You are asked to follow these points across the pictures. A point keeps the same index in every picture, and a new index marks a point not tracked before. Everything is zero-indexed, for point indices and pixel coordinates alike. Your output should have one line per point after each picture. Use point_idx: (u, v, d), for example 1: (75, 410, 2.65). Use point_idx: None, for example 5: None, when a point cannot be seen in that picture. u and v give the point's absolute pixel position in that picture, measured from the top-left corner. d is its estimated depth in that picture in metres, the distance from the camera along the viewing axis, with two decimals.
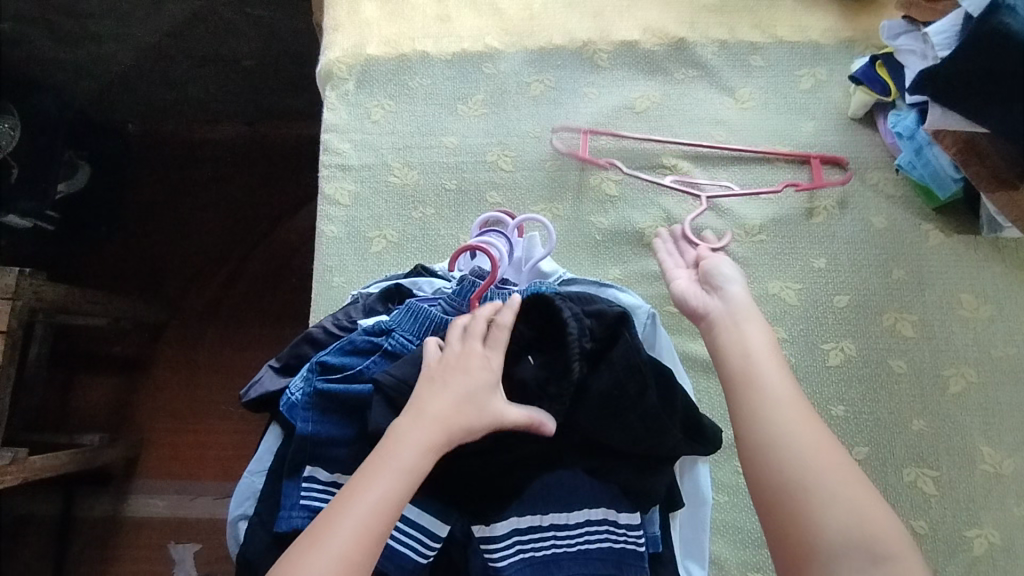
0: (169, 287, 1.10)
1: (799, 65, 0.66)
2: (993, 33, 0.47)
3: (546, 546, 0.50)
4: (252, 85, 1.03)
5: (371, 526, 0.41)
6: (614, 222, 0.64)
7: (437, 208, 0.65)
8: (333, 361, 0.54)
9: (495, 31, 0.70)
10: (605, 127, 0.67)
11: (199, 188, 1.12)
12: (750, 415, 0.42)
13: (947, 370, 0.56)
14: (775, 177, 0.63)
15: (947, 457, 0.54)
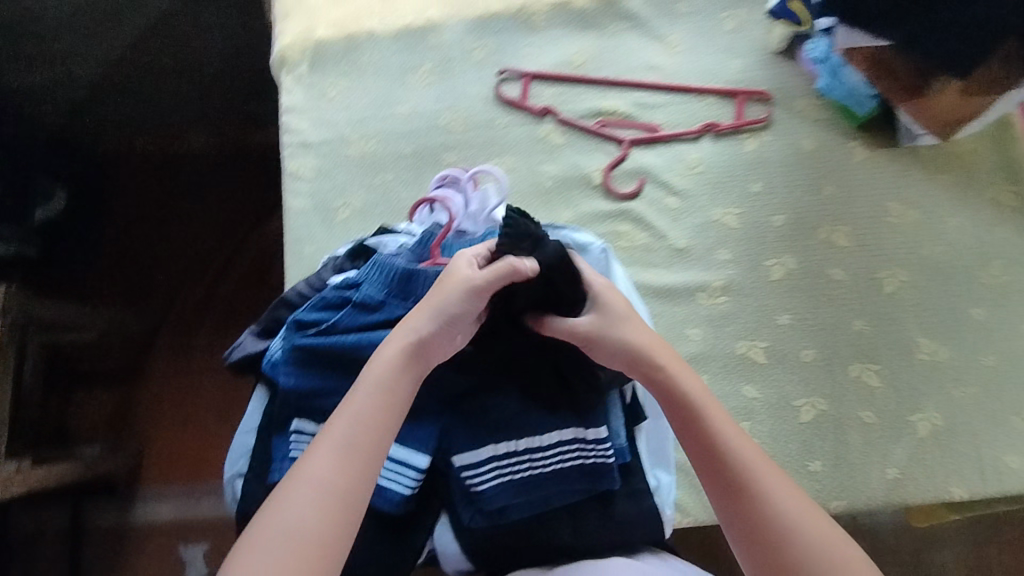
0: (158, 298, 1.13)
1: (721, 9, 0.73)
2: None
3: (523, 467, 0.54)
4: (217, 92, 1.06)
5: (352, 449, 0.46)
6: (563, 169, 0.68)
7: (395, 173, 0.69)
8: (308, 318, 0.57)
9: (438, 10, 0.76)
10: (548, 79, 0.72)
11: (177, 196, 1.14)
12: (726, 487, 0.46)
13: (880, 272, 0.61)
14: (706, 115, 0.69)
15: (887, 351, 0.59)
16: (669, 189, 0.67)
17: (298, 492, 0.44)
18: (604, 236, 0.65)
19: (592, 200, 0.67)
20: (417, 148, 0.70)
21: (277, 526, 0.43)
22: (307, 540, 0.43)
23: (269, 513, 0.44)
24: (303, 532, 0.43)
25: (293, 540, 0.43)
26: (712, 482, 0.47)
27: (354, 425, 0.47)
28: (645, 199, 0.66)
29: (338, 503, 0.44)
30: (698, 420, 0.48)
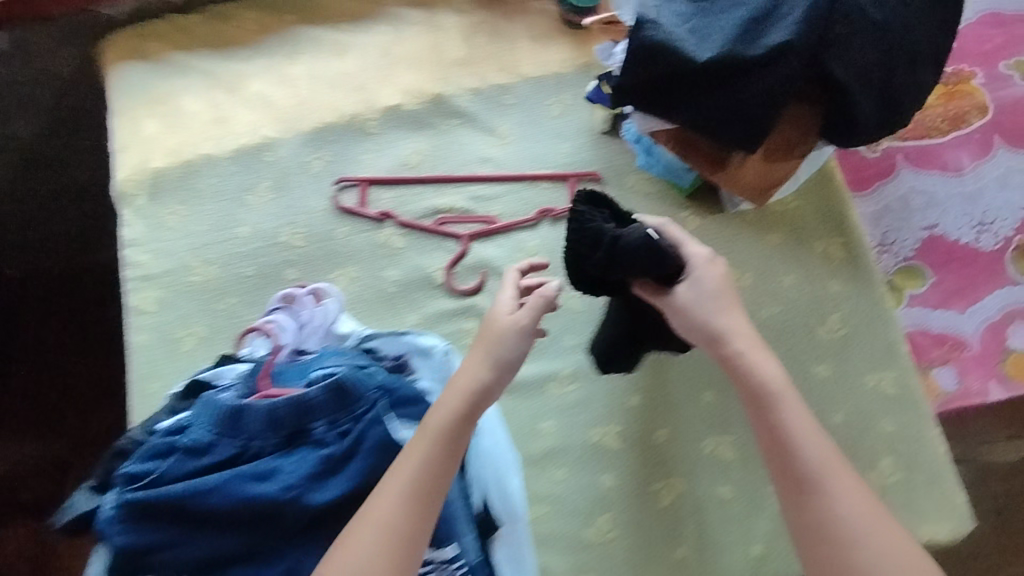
0: (71, 423, 1.25)
1: (551, 95, 1.15)
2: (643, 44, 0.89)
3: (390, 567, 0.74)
4: (75, 249, 1.33)
5: (415, 489, 0.68)
6: (408, 271, 1.04)
7: (238, 296, 1.02)
8: (135, 470, 0.72)
9: (224, 155, 1.10)
10: (389, 178, 1.09)
11: (79, 342, 1.29)
12: (793, 479, 0.70)
13: (652, 363, 0.97)
14: (540, 202, 1.08)
15: (667, 420, 0.94)
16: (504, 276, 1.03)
17: (365, 534, 0.65)
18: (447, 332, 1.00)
19: (435, 299, 1.02)
20: (258, 274, 1.04)
21: (380, 514, 0.67)
22: (394, 533, 0.66)
23: (372, 507, 0.67)
24: (393, 525, 0.66)
25: (389, 530, 0.66)
26: (784, 478, 0.71)
27: (455, 409, 0.73)
28: (490, 289, 1.02)
29: (418, 509, 0.67)
30: (773, 410, 0.73)
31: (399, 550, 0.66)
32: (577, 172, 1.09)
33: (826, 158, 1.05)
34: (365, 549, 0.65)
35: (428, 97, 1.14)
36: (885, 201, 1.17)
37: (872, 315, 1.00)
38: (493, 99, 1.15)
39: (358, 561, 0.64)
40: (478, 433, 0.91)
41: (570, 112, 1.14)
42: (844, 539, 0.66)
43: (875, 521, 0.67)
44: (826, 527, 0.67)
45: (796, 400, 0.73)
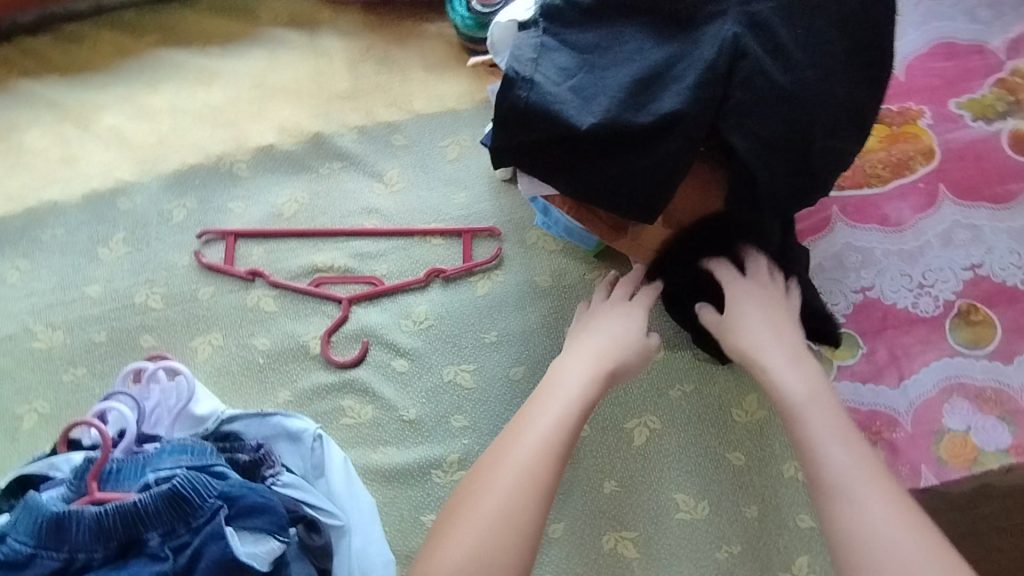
0: None
1: (445, 137, 0.97)
2: (513, 107, 0.70)
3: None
4: None
5: (554, 435, 0.64)
6: (277, 341, 0.91)
7: (86, 367, 0.91)
8: (31, 513, 0.74)
9: (73, 203, 0.96)
10: (265, 232, 0.94)
11: None
12: (822, 485, 0.62)
13: (635, 422, 0.86)
14: (429, 261, 0.93)
15: (656, 503, 0.83)
16: (401, 350, 0.90)
17: (510, 457, 0.62)
18: (392, 389, 0.89)
19: (310, 372, 0.90)
20: (111, 334, 0.92)
21: (534, 428, 0.64)
22: (549, 448, 0.63)
23: (526, 419, 0.66)
24: (548, 440, 0.63)
25: (541, 442, 0.63)
26: (815, 485, 0.62)
27: (587, 367, 0.70)
28: (372, 362, 0.90)
29: (554, 459, 0.63)
30: (798, 416, 0.66)
31: (547, 470, 0.62)
32: (475, 228, 0.93)
33: (830, 224, 0.97)
34: (519, 463, 0.61)
35: (307, 136, 0.98)
36: (924, 238, 0.95)
37: (886, 395, 0.89)
38: (381, 140, 0.97)
39: (519, 464, 0.62)
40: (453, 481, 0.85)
41: (470, 155, 0.96)
42: (863, 545, 0.57)
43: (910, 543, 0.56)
44: (846, 526, 0.59)
45: (827, 408, 0.66)
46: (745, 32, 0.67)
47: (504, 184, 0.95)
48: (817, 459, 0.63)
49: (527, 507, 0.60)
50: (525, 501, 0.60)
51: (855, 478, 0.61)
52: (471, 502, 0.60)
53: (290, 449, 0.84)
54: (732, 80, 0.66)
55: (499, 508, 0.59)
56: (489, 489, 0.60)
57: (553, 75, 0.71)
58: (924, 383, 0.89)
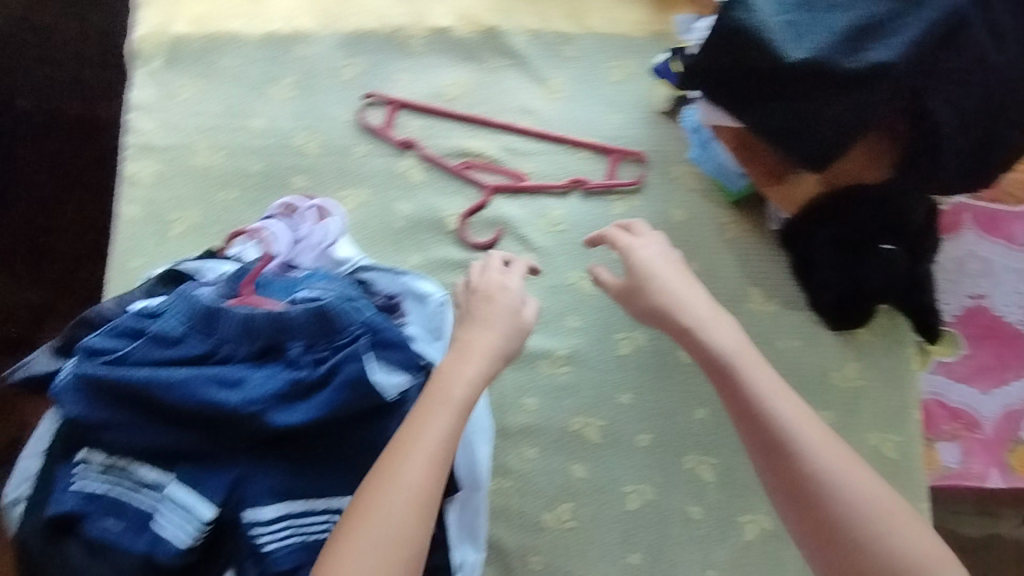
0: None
1: (613, 59, 0.99)
2: (728, 27, 0.76)
3: (323, 530, 0.81)
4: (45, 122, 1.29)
5: (432, 460, 0.65)
6: (418, 210, 0.95)
7: (239, 192, 0.96)
8: (192, 303, 0.81)
9: (252, 39, 1.00)
10: (424, 109, 0.98)
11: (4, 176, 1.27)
12: (766, 441, 0.66)
13: None
14: (572, 172, 0.96)
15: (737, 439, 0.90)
16: (530, 245, 0.95)
17: (386, 489, 0.63)
18: (514, 278, 0.94)
19: (443, 246, 0.95)
20: (266, 167, 0.97)
21: (425, 439, 0.65)
22: (435, 454, 0.65)
23: (416, 427, 0.66)
24: (436, 447, 0.65)
25: (433, 451, 0.65)
26: (755, 443, 0.67)
27: (471, 379, 0.70)
28: (502, 250, 0.94)
29: (439, 466, 0.65)
30: (732, 376, 0.69)
31: (432, 477, 0.65)
32: (623, 149, 0.96)
33: (961, 229, 0.99)
34: (403, 481, 0.63)
35: (482, 26, 1.00)
36: None
37: (976, 397, 0.94)
38: (552, 48, 0.99)
39: (411, 471, 0.64)
40: (557, 374, 0.91)
41: (635, 81, 0.98)
42: (818, 479, 0.63)
43: (856, 474, 0.64)
44: (804, 474, 0.64)
45: (756, 363, 0.69)
46: (972, 8, 0.70)
47: (660, 116, 0.97)
48: (761, 417, 0.67)
49: (417, 516, 0.63)
50: (413, 521, 0.62)
51: (799, 425, 0.66)
52: (359, 524, 0.62)
53: (416, 307, 0.88)
54: (943, 53, 0.70)
55: (395, 524, 0.62)
56: (377, 511, 0.62)
57: (773, 7, 0.76)
58: (1011, 394, 0.93)
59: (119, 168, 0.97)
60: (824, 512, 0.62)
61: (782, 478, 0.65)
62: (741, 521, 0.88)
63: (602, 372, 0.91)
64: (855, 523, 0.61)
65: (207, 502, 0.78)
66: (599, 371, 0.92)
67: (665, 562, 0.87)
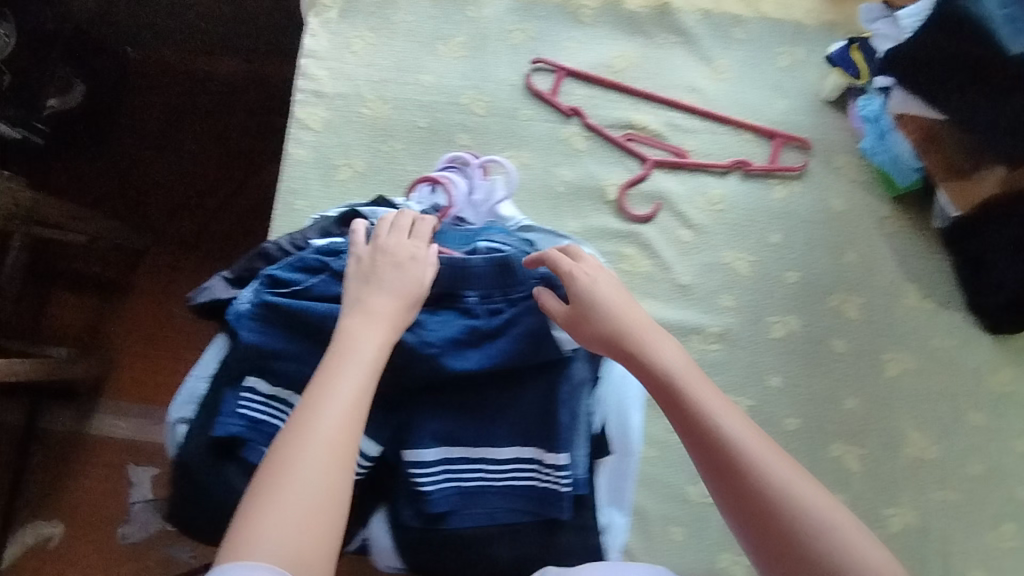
0: (160, 225, 1.58)
1: (782, 45, 0.99)
2: (948, 18, 0.77)
3: (477, 478, 0.84)
4: (229, 106, 1.60)
5: (345, 421, 0.63)
6: (579, 177, 0.97)
7: (404, 145, 0.98)
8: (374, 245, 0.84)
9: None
10: (590, 78, 0.98)
11: (189, 147, 1.60)
12: (717, 463, 0.64)
13: (889, 357, 0.92)
14: (734, 153, 0.97)
15: (885, 431, 0.90)
16: (687, 222, 0.95)
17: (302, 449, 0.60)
18: (670, 252, 0.95)
19: (602, 215, 0.96)
20: (432, 124, 0.98)
21: (330, 407, 0.63)
22: (348, 419, 0.63)
23: (319, 396, 0.64)
24: (345, 413, 0.64)
25: (343, 419, 0.63)
26: (707, 466, 0.65)
27: (376, 349, 0.70)
28: (660, 225, 0.95)
29: (352, 426, 0.63)
30: (678, 396, 0.68)
31: (349, 437, 0.63)
32: (788, 134, 0.96)
33: None
34: (315, 446, 0.61)
35: (654, 3, 1.01)
36: None
37: None
38: (721, 29, 1.00)
39: (323, 437, 0.61)
40: (708, 350, 0.92)
41: (803, 68, 0.99)
42: (778, 497, 0.62)
43: (801, 484, 0.63)
44: (750, 490, 0.63)
45: (701, 381, 0.69)
46: None
47: (826, 106, 0.97)
48: (711, 440, 0.65)
49: (341, 475, 0.61)
50: (331, 486, 0.60)
51: (745, 444, 0.65)
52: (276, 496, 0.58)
53: None
54: None
55: (310, 494, 0.59)
56: (292, 477, 0.59)
57: None
58: None
59: (290, 111, 0.99)
60: (784, 533, 0.61)
61: (734, 496, 0.63)
62: (885, 514, 0.88)
63: (753, 353, 0.92)
64: (809, 537, 0.60)
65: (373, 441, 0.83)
66: (751, 351, 0.93)
67: None
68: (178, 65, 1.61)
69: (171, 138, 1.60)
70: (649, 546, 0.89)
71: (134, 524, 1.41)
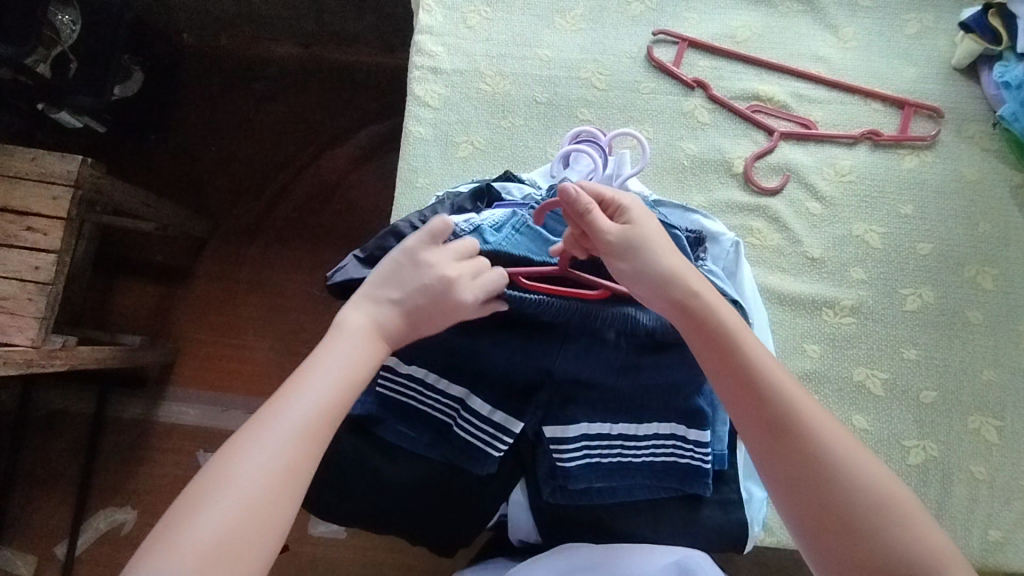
0: (221, 208, 1.51)
1: (906, 15, 0.99)
2: None
3: (616, 454, 0.79)
4: (298, 85, 1.54)
5: (305, 429, 0.59)
6: (704, 150, 0.95)
7: (524, 120, 0.97)
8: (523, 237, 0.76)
9: None
10: (711, 51, 0.98)
11: (254, 126, 1.53)
12: (768, 422, 0.61)
13: None
14: (862, 123, 0.96)
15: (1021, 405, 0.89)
16: (816, 195, 0.94)
17: (252, 449, 0.57)
18: (799, 224, 0.93)
19: (728, 188, 0.94)
20: (552, 99, 0.97)
21: (295, 410, 0.59)
22: (309, 427, 0.59)
23: (289, 392, 0.60)
24: (311, 421, 0.59)
25: (300, 428, 0.59)
26: (757, 424, 0.61)
27: (350, 355, 0.64)
28: (787, 198, 0.94)
29: (311, 435, 0.59)
30: (734, 349, 0.63)
31: (306, 452, 0.59)
32: (918, 103, 0.96)
33: None
34: (269, 446, 0.57)
35: None
36: None
37: None
38: None
39: (279, 433, 0.58)
40: (842, 324, 0.91)
41: (928, 37, 0.99)
42: (825, 462, 0.59)
43: (853, 453, 0.59)
44: (801, 456, 0.59)
45: (755, 340, 0.65)
46: None
47: (955, 73, 0.97)
48: (765, 395, 0.61)
49: (289, 499, 0.57)
50: (274, 495, 0.56)
51: (798, 404, 0.61)
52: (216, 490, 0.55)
53: (712, 245, 0.86)
54: None
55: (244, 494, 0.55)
56: (233, 473, 0.55)
57: None
58: None
59: (407, 88, 0.98)
60: (831, 498, 0.58)
61: (784, 457, 0.60)
62: None
63: (888, 327, 0.91)
64: (859, 505, 0.57)
65: (514, 420, 0.78)
66: (884, 324, 0.91)
67: (949, 520, 0.85)
68: (230, 52, 1.54)
69: (232, 122, 1.53)
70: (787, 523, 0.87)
71: None
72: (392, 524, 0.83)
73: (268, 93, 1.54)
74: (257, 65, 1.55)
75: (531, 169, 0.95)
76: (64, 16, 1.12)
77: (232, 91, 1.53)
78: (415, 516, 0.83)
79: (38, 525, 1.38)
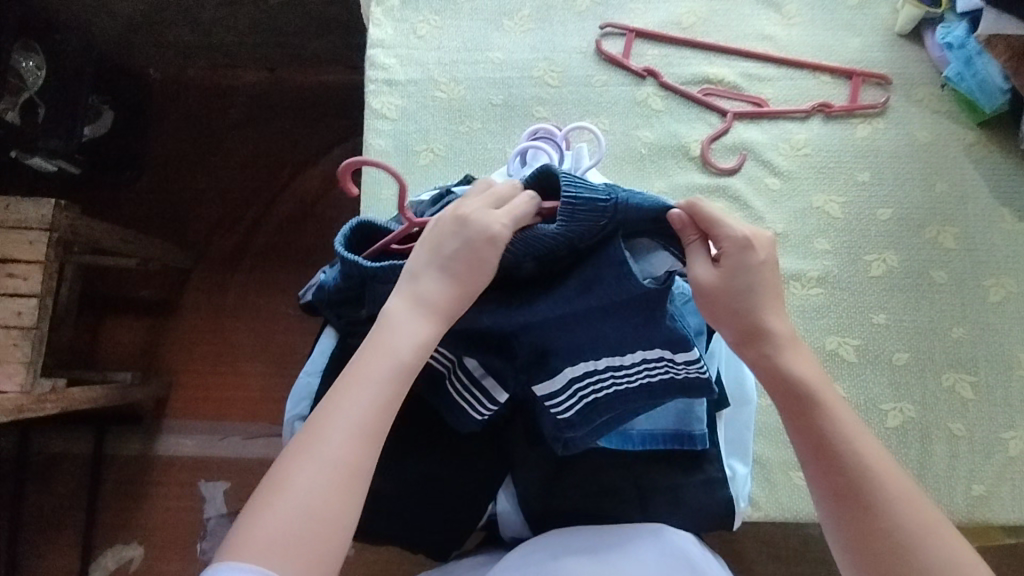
0: (200, 237, 1.52)
1: None
2: None
3: (607, 388, 0.70)
4: (265, 108, 1.55)
5: (375, 406, 0.58)
6: (660, 137, 0.96)
7: (480, 123, 0.98)
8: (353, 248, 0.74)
9: None
10: (658, 41, 1.00)
11: (225, 153, 1.54)
12: (846, 489, 0.58)
13: (991, 283, 0.92)
14: (813, 97, 0.98)
15: (991, 361, 0.90)
16: (773, 171, 0.95)
17: (332, 425, 0.57)
18: (760, 200, 0.95)
19: (687, 171, 0.95)
20: (507, 99, 0.99)
21: (347, 408, 0.58)
22: (361, 428, 0.57)
23: (362, 368, 0.59)
24: (361, 421, 0.57)
25: (370, 406, 0.58)
26: (835, 490, 0.58)
27: (418, 327, 0.61)
28: (746, 175, 0.95)
29: (382, 410, 0.58)
30: (815, 410, 0.60)
31: (363, 453, 0.57)
32: (866, 72, 0.97)
33: None
34: (343, 422, 0.57)
35: None
36: None
37: None
38: None
39: (353, 412, 0.57)
40: (810, 295, 0.92)
41: (870, 6, 1.01)
42: (902, 540, 0.56)
43: (937, 535, 0.56)
44: (878, 528, 0.56)
45: (838, 402, 0.61)
46: None
47: (900, 40, 0.99)
48: (846, 459, 0.58)
49: (344, 503, 0.55)
50: (347, 474, 0.56)
51: (882, 474, 0.58)
52: (292, 467, 0.55)
53: None
54: None
55: (319, 478, 0.55)
56: (312, 450, 0.56)
57: None
58: None
59: (364, 102, 0.99)
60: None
61: (860, 528, 0.57)
62: (1004, 437, 0.87)
63: (856, 295, 0.92)
64: None
65: (501, 387, 0.73)
66: (853, 293, 0.92)
67: (930, 477, 0.86)
68: (197, 83, 1.55)
69: (203, 151, 1.54)
70: (772, 495, 0.88)
71: (213, 539, 1.38)
72: (381, 532, 0.83)
73: (238, 119, 1.55)
74: (224, 91, 1.55)
75: (492, 170, 0.96)
76: (28, 62, 1.13)
77: (201, 120, 1.54)
78: (402, 520, 0.83)
79: (46, 568, 1.38)
